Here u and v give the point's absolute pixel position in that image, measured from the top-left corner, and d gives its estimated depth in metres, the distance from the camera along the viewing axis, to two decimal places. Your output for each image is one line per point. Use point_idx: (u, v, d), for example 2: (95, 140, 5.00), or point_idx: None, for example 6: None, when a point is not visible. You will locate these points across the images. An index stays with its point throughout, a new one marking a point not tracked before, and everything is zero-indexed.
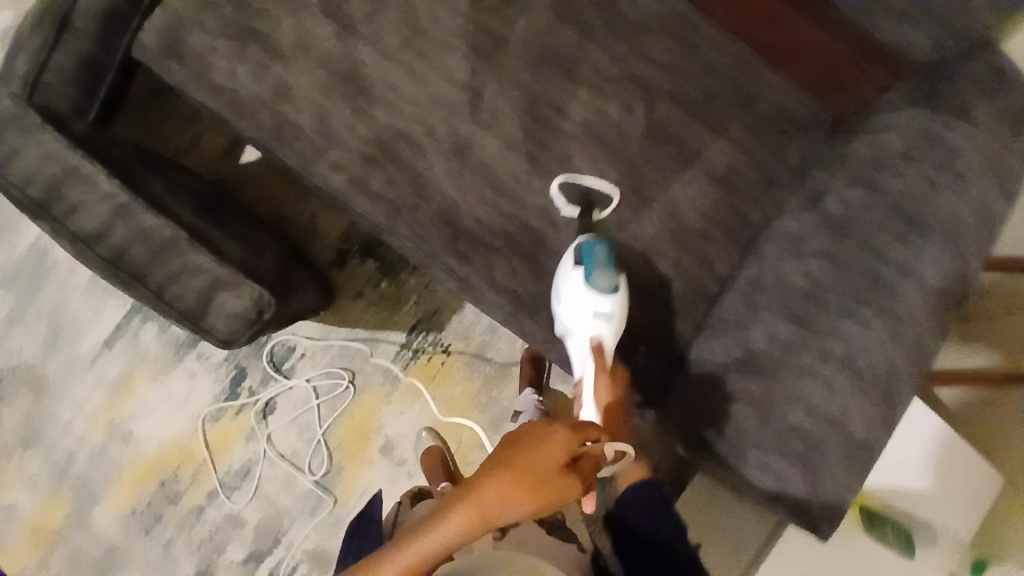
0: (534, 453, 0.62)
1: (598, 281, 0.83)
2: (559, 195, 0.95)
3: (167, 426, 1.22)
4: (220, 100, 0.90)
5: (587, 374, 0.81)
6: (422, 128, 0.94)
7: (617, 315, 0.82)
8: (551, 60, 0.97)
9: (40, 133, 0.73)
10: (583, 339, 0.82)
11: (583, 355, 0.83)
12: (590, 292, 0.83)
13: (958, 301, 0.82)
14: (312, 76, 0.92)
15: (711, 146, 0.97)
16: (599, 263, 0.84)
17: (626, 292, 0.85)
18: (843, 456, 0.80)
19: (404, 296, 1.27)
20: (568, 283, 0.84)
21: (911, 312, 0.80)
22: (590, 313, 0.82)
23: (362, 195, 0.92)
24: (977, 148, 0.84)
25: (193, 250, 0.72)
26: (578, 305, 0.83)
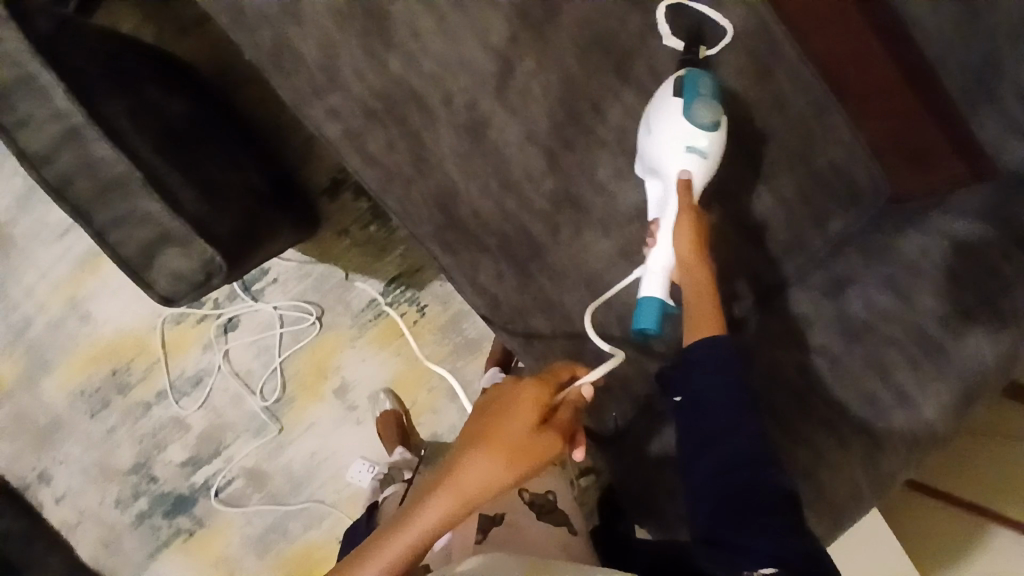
0: (507, 423, 0.72)
1: (697, 113, 0.79)
2: (666, 23, 0.85)
3: (128, 316, 1.20)
4: (221, 3, 0.79)
5: (667, 214, 0.80)
6: (439, 92, 0.83)
7: (712, 154, 0.79)
8: (603, 50, 0.85)
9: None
10: (669, 176, 0.80)
11: (669, 190, 0.80)
12: (686, 123, 0.78)
13: (947, 439, 0.77)
14: (328, 0, 0.79)
15: (750, 193, 0.86)
16: (700, 96, 0.79)
17: (722, 132, 0.81)
18: None
19: (391, 245, 1.21)
20: (662, 112, 0.80)
21: (895, 440, 0.75)
22: (683, 146, 0.78)
23: (357, 155, 0.82)
24: None
25: (146, 196, 0.65)
26: (671, 135, 0.78)
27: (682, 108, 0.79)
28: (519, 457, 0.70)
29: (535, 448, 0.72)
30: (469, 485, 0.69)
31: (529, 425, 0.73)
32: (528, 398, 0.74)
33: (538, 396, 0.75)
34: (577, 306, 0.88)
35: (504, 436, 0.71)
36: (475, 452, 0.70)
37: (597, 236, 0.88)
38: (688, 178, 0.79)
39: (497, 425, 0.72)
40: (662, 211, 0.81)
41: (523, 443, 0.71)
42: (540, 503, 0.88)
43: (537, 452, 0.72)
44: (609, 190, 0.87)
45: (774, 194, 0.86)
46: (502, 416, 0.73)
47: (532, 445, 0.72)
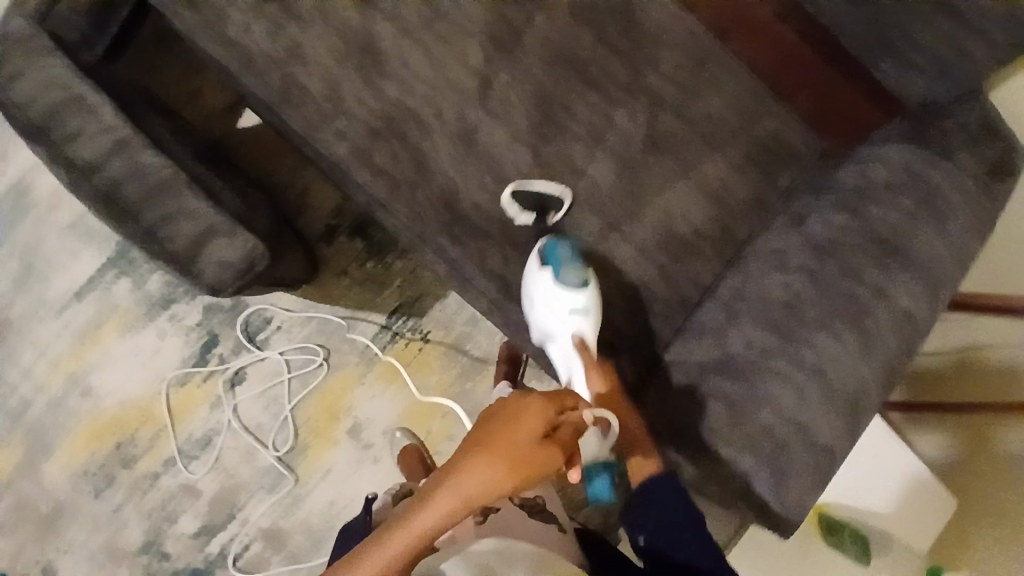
0: (516, 429, 0.62)
1: (567, 276, 0.89)
2: (513, 204, 0.96)
3: (131, 385, 1.19)
4: (230, 53, 0.89)
5: (576, 371, 0.87)
6: (431, 108, 0.95)
7: (593, 307, 0.89)
8: (564, 61, 1.00)
9: (46, 57, 0.70)
10: (566, 338, 0.87)
11: (568, 351, 0.88)
12: (562, 292, 0.88)
13: (926, 326, 0.88)
14: (327, 43, 0.92)
15: (707, 162, 1.00)
16: (568, 262, 0.90)
17: (594, 287, 0.91)
18: (808, 464, 0.83)
19: (389, 279, 1.27)
20: (539, 286, 0.89)
21: (882, 330, 0.85)
22: (568, 310, 0.88)
23: (365, 168, 0.92)
24: (958, 185, 0.89)
25: (191, 195, 0.71)
26: (556, 307, 0.88)
27: (555, 278, 0.89)
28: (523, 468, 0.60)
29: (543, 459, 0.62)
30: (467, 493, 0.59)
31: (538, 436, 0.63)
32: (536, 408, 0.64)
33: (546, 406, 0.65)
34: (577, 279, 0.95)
35: (513, 443, 0.61)
36: (476, 456, 0.60)
37: (585, 214, 0.98)
38: (582, 336, 0.88)
39: (504, 430, 0.62)
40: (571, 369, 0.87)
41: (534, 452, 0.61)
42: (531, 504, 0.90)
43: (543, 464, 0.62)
44: (591, 176, 0.99)
45: (730, 159, 1.01)
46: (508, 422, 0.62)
47: (537, 457, 0.62)
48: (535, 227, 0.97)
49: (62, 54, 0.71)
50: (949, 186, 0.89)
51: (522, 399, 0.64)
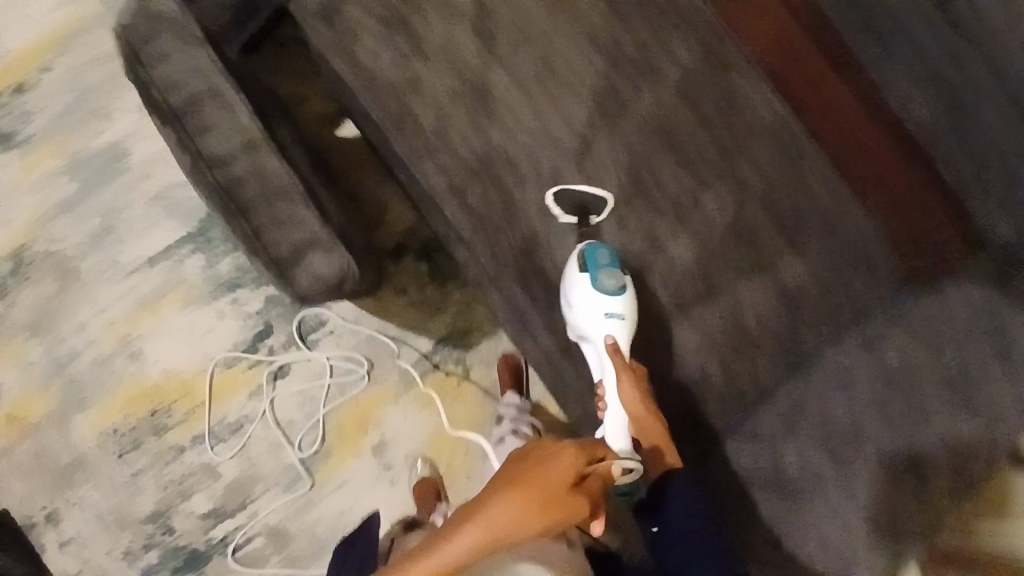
0: (548, 470, 0.67)
1: (603, 282, 0.90)
2: (556, 205, 0.97)
3: (180, 358, 1.22)
4: (356, 74, 0.94)
5: (608, 376, 0.90)
6: (529, 159, 0.98)
7: (627, 313, 0.91)
8: (665, 137, 1.01)
9: (195, 47, 0.72)
10: (599, 341, 0.90)
11: (600, 355, 0.91)
12: (599, 297, 0.89)
13: (983, 472, 0.88)
14: (445, 81, 0.96)
15: (786, 261, 1.00)
16: (604, 265, 0.91)
17: (630, 291, 0.92)
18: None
19: (444, 306, 1.29)
20: (577, 290, 0.91)
21: (935, 464, 0.87)
22: (602, 314, 0.89)
23: (456, 204, 0.95)
24: None
25: (302, 206, 0.73)
26: (590, 309, 0.89)
27: (590, 282, 0.90)
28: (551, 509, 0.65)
29: (568, 504, 0.66)
30: (496, 528, 0.63)
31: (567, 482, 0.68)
32: (569, 455, 0.69)
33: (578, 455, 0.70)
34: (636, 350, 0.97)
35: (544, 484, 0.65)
36: (508, 493, 0.65)
37: (658, 289, 0.98)
38: (615, 342, 0.90)
39: (537, 471, 0.67)
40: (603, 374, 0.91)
41: (559, 497, 0.66)
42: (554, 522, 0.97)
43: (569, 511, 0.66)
44: (670, 253, 0.99)
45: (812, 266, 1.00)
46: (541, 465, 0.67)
47: (565, 503, 0.67)
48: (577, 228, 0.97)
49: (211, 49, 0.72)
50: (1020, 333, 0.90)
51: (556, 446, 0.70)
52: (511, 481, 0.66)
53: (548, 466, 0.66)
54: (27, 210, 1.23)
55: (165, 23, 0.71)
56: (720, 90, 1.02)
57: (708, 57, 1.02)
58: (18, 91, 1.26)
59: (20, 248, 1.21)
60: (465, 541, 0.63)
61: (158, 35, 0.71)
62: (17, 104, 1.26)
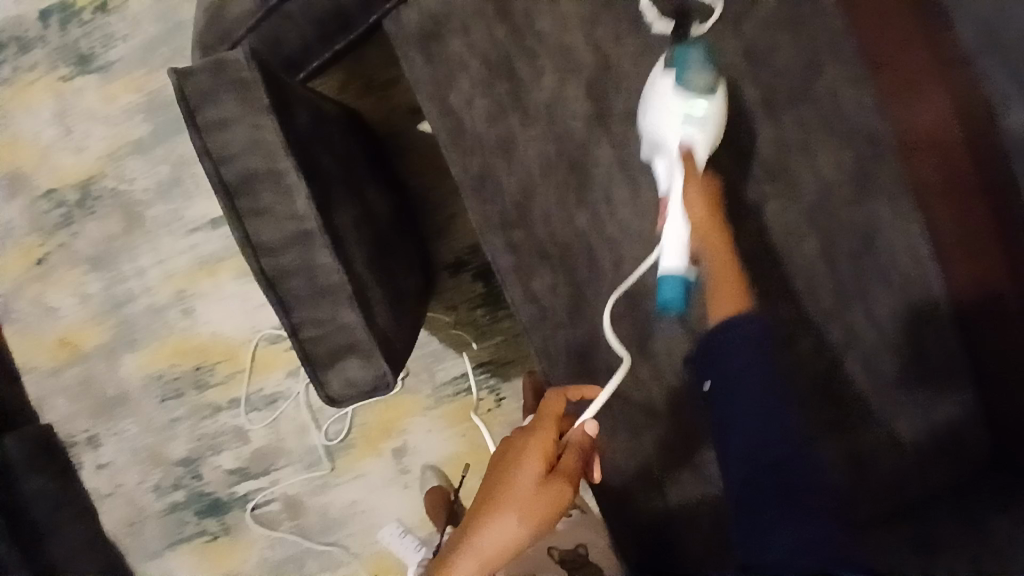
0: (514, 478, 0.77)
1: (692, 82, 0.80)
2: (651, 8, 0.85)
3: (227, 325, 1.23)
4: (444, 120, 0.84)
5: (676, 186, 0.81)
6: (611, 253, 0.86)
7: (711, 119, 0.81)
8: (773, 261, 0.85)
9: (260, 114, 0.63)
10: (671, 147, 0.81)
11: (672, 163, 0.81)
12: (683, 94, 0.80)
13: None
14: (540, 147, 0.84)
15: (868, 431, 0.83)
16: (696, 63, 0.81)
17: (719, 98, 0.82)
18: None
19: (490, 332, 1.23)
20: (659, 88, 0.81)
21: None
22: (680, 115, 0.80)
23: (520, 288, 0.86)
24: None
25: (347, 309, 0.68)
26: (670, 108, 0.80)
27: (674, 79, 0.81)
28: (531, 513, 0.75)
29: (544, 501, 0.76)
30: (486, 546, 0.75)
31: (540, 479, 0.77)
32: (533, 449, 0.78)
33: (546, 448, 0.78)
34: None
35: (512, 498, 0.75)
36: (487, 516, 0.76)
37: None
38: (690, 147, 0.81)
39: (506, 487, 0.77)
40: (670, 190, 0.81)
41: (533, 500, 0.75)
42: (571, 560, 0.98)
43: (546, 501, 0.76)
44: None
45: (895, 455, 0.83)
46: (510, 475, 0.77)
47: (544, 497, 0.76)
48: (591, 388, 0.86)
49: (276, 116, 0.63)
50: None
51: (519, 447, 0.79)
52: (490, 499, 0.77)
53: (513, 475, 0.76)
54: (100, 143, 1.21)
55: (228, 83, 0.63)
56: (861, 219, 0.85)
57: (855, 174, 0.85)
58: (102, 9, 1.19)
59: (93, 180, 1.22)
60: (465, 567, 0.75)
61: (218, 98, 0.63)
62: (100, 24, 1.20)
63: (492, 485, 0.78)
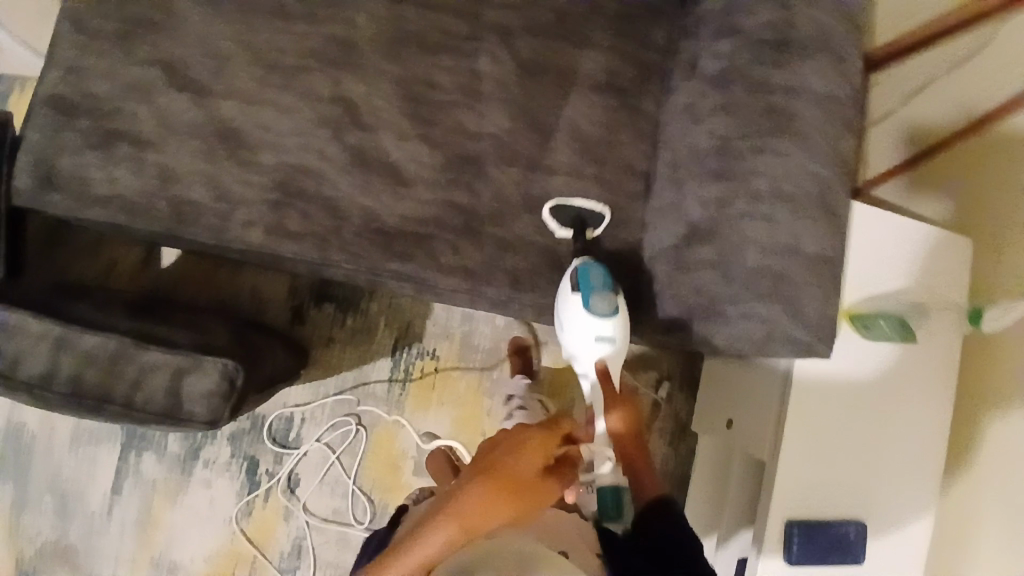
0: (516, 464, 0.73)
1: (600, 306, 0.86)
2: (552, 220, 0.96)
3: (207, 542, 1.21)
4: (112, 208, 0.90)
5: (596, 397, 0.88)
6: (314, 153, 0.94)
7: (619, 333, 0.87)
8: (406, 43, 0.97)
9: None
10: (588, 364, 0.87)
11: (589, 376, 0.89)
12: (589, 318, 0.86)
13: (853, 99, 0.86)
14: (190, 151, 0.92)
15: (582, 59, 1.00)
16: (597, 287, 0.87)
17: (624, 313, 0.88)
18: (821, 256, 0.82)
19: (373, 323, 1.29)
20: (569, 313, 0.88)
21: (816, 125, 0.84)
22: (591, 339, 0.86)
23: (286, 241, 0.92)
24: None
25: (146, 352, 0.72)
26: (578, 333, 0.87)
27: (583, 305, 0.86)
28: (521, 499, 0.72)
29: (537, 489, 0.74)
30: (468, 522, 0.70)
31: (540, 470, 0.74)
32: (535, 442, 0.75)
33: (545, 444, 0.76)
34: (530, 231, 0.97)
35: (512, 478, 0.72)
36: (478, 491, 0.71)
37: (502, 168, 0.98)
38: (606, 362, 0.87)
39: (507, 464, 0.73)
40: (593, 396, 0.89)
41: (529, 485, 0.73)
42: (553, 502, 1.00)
43: (538, 496, 0.74)
44: (490, 131, 0.98)
45: (620, 57, 1.00)
46: (512, 455, 0.74)
47: (539, 488, 0.74)
48: (404, 238, 0.94)
49: None
50: None
51: (524, 436, 0.76)
52: (485, 473, 0.73)
53: (517, 458, 0.73)
54: None
55: None
56: None
57: None
58: None
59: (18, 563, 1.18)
60: (442, 536, 0.70)
61: None
62: None
63: (490, 462, 0.74)
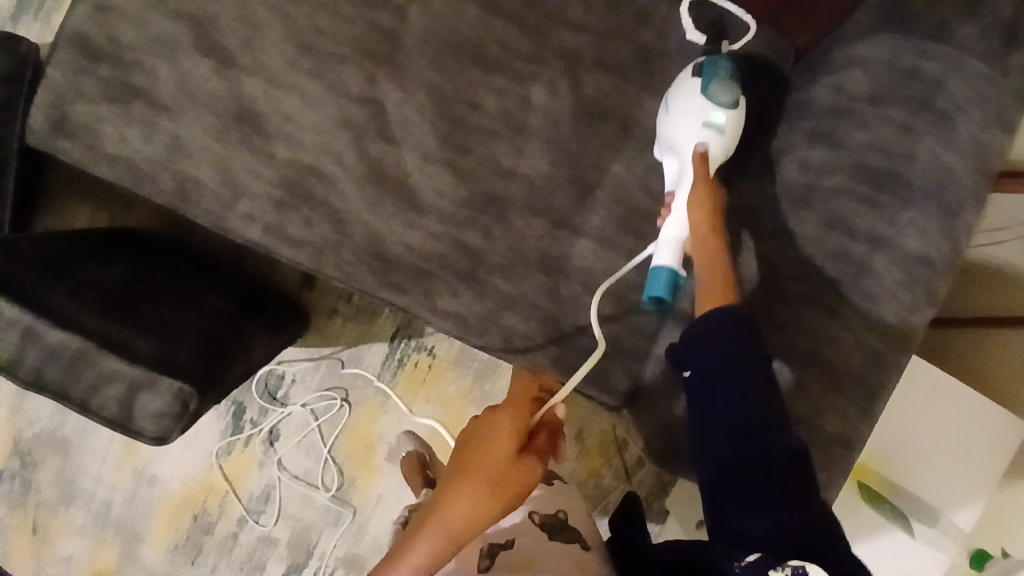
0: (486, 452, 0.72)
1: (716, 91, 0.75)
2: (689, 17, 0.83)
3: (187, 465, 1.28)
4: (118, 169, 0.86)
5: (681, 184, 0.75)
6: (329, 156, 0.86)
7: (730, 126, 0.74)
8: (456, 51, 0.85)
9: None
10: (686, 147, 0.75)
11: (682, 163, 0.76)
12: (703, 101, 0.74)
13: (950, 266, 0.70)
14: (202, 125, 0.85)
15: (650, 112, 0.84)
16: (721, 75, 0.75)
17: (742, 112, 0.76)
18: (839, 437, 0.70)
19: (378, 305, 1.26)
20: (682, 91, 0.77)
21: (890, 289, 0.69)
22: (699, 120, 0.74)
23: (283, 244, 0.87)
24: (969, 121, 0.68)
25: (107, 358, 0.72)
26: (686, 110, 0.75)
27: (700, 88, 0.75)
28: (501, 490, 0.70)
29: (516, 477, 0.71)
30: (452, 522, 0.69)
31: (511, 455, 0.72)
32: (503, 423, 0.74)
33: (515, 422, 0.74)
34: (539, 294, 0.87)
35: (483, 470, 0.71)
36: (455, 492, 0.70)
37: (527, 217, 0.87)
38: (704, 150, 0.74)
39: (477, 455, 0.72)
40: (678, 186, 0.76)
41: (506, 473, 0.71)
42: (551, 522, 0.84)
43: (518, 479, 0.71)
44: (525, 174, 0.86)
45: None
46: (480, 445, 0.73)
47: (516, 471, 0.72)
48: (404, 270, 0.87)
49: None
50: (943, 93, 0.69)
51: (491, 421, 0.75)
52: (461, 473, 0.72)
53: (487, 446, 0.72)
54: None
55: None
56: None
57: None
58: None
59: (15, 442, 1.27)
60: (428, 544, 0.69)
61: None
62: None
63: (462, 457, 0.73)
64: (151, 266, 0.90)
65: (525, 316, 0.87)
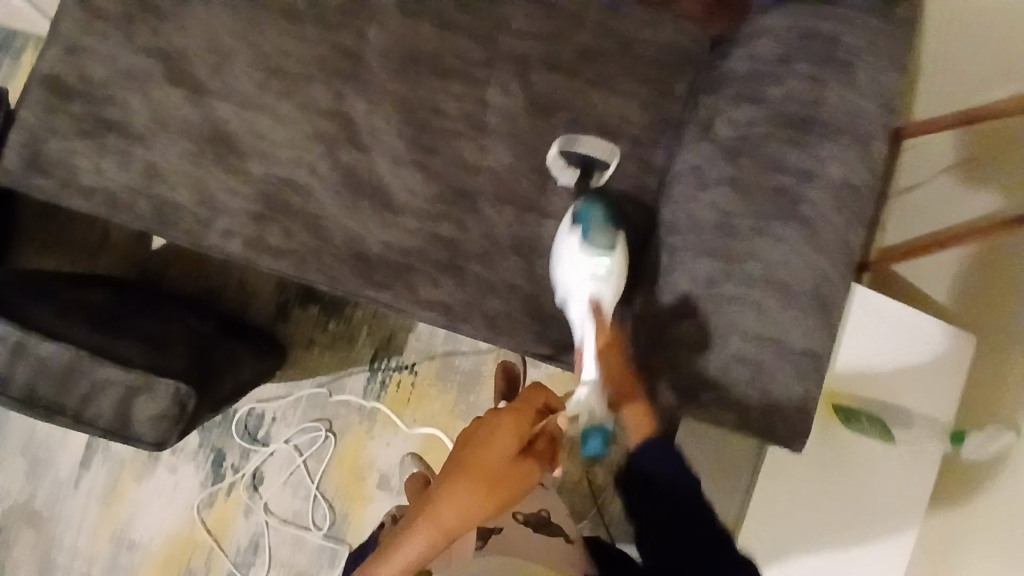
0: (487, 450, 0.63)
1: (596, 241, 0.80)
2: (559, 159, 0.91)
3: (167, 524, 1.22)
4: (95, 200, 0.88)
5: (588, 334, 0.77)
6: (304, 167, 0.91)
7: (615, 270, 0.79)
8: (414, 63, 0.94)
9: None
10: (581, 301, 0.79)
11: (582, 316, 0.79)
12: (587, 254, 0.80)
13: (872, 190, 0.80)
14: (178, 150, 0.89)
15: (594, 98, 0.94)
16: (595, 222, 0.81)
17: (622, 251, 0.81)
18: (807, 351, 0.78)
19: (355, 330, 1.27)
20: (566, 248, 0.82)
21: (825, 213, 0.79)
22: (587, 274, 0.79)
23: (265, 255, 0.90)
24: (861, 67, 0.81)
25: (99, 367, 0.76)
26: (577, 271, 0.80)
27: (580, 239, 0.81)
28: (501, 487, 0.62)
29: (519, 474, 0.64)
30: (449, 516, 0.60)
31: (513, 455, 0.64)
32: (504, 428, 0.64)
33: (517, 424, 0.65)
34: (515, 274, 0.92)
35: (485, 467, 0.62)
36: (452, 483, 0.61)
37: (496, 205, 0.93)
38: (598, 301, 0.79)
39: (479, 452, 0.63)
40: (585, 338, 0.78)
41: (508, 470, 0.63)
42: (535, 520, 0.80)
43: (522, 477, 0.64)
44: (489, 166, 0.93)
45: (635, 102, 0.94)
46: (481, 443, 0.64)
47: (517, 473, 0.64)
48: (385, 266, 0.91)
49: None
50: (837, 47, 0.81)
51: (489, 422, 0.65)
52: (459, 468, 0.63)
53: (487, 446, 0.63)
54: None
55: None
56: None
57: None
58: None
59: None
60: (422, 537, 0.59)
61: None
62: None
63: (459, 456, 0.64)
64: (131, 295, 0.92)
65: (506, 296, 0.91)
